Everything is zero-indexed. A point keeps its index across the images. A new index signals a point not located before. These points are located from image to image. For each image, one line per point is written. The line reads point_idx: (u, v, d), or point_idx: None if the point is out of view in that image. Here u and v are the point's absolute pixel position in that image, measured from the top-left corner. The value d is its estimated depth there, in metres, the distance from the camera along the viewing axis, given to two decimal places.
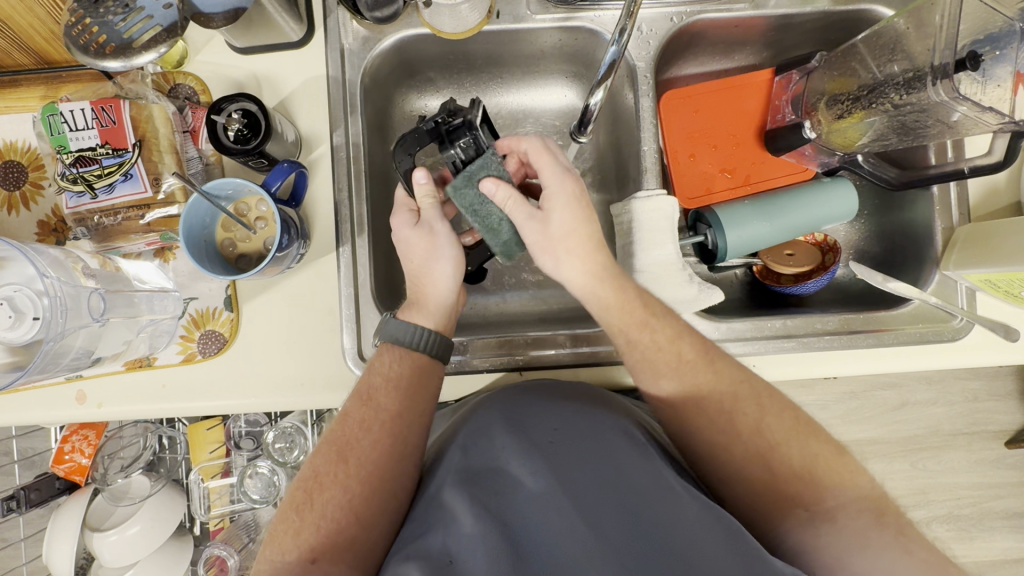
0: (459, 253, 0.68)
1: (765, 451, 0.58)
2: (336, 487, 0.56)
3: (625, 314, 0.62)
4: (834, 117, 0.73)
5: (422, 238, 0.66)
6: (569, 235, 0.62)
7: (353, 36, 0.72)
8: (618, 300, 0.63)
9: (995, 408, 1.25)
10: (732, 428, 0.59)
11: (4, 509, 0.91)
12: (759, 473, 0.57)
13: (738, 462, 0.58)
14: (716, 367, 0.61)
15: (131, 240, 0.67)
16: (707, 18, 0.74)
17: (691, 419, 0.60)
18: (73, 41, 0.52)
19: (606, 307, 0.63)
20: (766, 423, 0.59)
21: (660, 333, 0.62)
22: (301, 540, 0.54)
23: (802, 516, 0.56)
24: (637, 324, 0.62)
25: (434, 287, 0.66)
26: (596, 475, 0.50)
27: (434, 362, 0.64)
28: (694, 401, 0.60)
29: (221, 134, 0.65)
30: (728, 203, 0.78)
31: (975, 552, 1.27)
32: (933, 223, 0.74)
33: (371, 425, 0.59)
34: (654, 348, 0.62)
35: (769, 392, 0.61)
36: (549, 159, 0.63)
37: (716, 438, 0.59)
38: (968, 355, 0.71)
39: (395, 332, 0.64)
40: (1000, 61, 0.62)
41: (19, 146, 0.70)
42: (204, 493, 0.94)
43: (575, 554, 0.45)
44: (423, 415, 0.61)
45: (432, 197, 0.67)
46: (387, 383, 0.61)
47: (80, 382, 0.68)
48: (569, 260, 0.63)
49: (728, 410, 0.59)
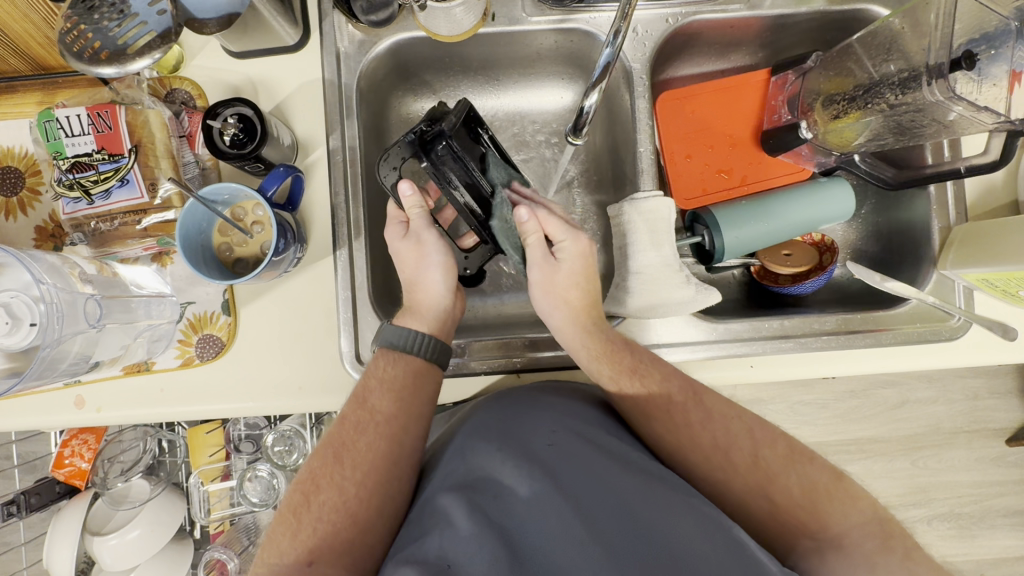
0: (450, 260, 0.69)
1: (766, 483, 0.57)
2: (333, 489, 0.57)
3: (614, 363, 0.63)
4: (831, 118, 0.73)
5: (410, 249, 0.68)
6: (574, 287, 0.67)
7: (349, 39, 0.72)
8: (606, 350, 0.64)
9: (996, 406, 1.25)
10: (729, 464, 0.59)
11: (3, 514, 0.91)
12: (762, 505, 0.57)
13: (740, 496, 0.58)
14: (705, 403, 0.62)
15: (128, 246, 0.68)
16: (702, 19, 0.74)
17: (689, 456, 0.60)
18: (67, 47, 0.52)
19: (596, 357, 0.64)
20: (762, 455, 0.59)
21: (648, 379, 0.62)
22: (299, 543, 0.54)
23: (808, 546, 0.55)
24: (624, 370, 0.63)
25: (428, 293, 0.68)
26: (593, 479, 0.50)
27: (432, 365, 0.64)
28: (691, 439, 0.60)
29: (217, 139, 0.65)
30: (726, 203, 0.78)
31: (976, 549, 1.27)
32: (930, 222, 0.74)
33: (367, 427, 0.60)
34: (642, 394, 0.62)
35: (760, 423, 0.61)
36: (557, 223, 0.68)
37: (714, 475, 0.59)
38: (967, 354, 0.71)
39: (390, 338, 0.64)
40: (996, 60, 0.61)
41: (16, 152, 0.70)
42: (204, 497, 0.96)
43: (573, 557, 0.44)
44: (420, 417, 0.62)
45: (421, 207, 0.67)
46: (382, 386, 0.62)
47: (79, 387, 0.68)
48: (560, 308, 0.67)
49: (723, 447, 0.59)
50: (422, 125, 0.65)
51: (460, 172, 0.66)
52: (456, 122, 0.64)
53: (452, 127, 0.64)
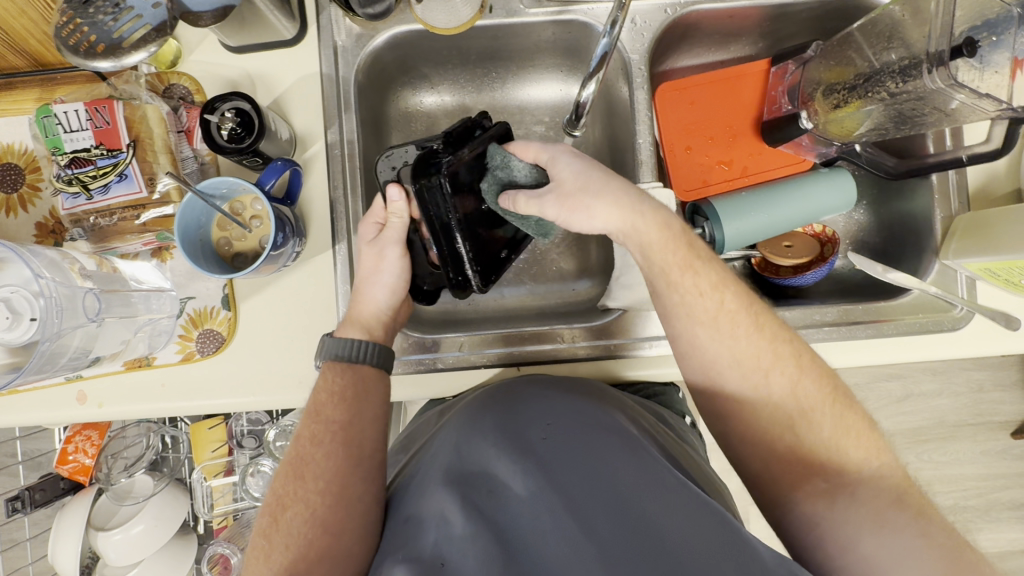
0: (400, 282, 0.68)
1: (798, 413, 0.57)
2: (299, 503, 0.57)
3: (667, 254, 0.60)
4: (832, 107, 0.72)
5: (372, 256, 0.67)
6: (587, 186, 0.61)
7: (346, 32, 0.72)
8: (662, 238, 0.60)
9: (1001, 398, 1.24)
10: (763, 380, 0.58)
11: (8, 509, 0.92)
12: (786, 436, 0.57)
13: (767, 423, 0.58)
14: (760, 322, 0.59)
15: (127, 240, 0.68)
16: (701, 9, 0.74)
17: (724, 373, 0.59)
18: (63, 42, 0.52)
19: (648, 247, 0.60)
20: (801, 385, 0.58)
21: (704, 279, 0.60)
22: (273, 562, 0.55)
23: (821, 487, 0.56)
24: (678, 265, 0.60)
25: (370, 305, 0.66)
26: (587, 472, 0.50)
27: (380, 372, 0.65)
28: (731, 354, 0.58)
29: (215, 133, 0.65)
30: (727, 195, 0.77)
31: (982, 543, 1.26)
32: (932, 211, 0.73)
33: (322, 439, 0.60)
34: (694, 293, 0.59)
35: (810, 357, 0.59)
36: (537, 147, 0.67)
37: (744, 392, 0.58)
38: (970, 344, 0.70)
39: (334, 350, 0.64)
40: (997, 47, 0.61)
41: (16, 149, 0.71)
42: (207, 491, 0.97)
43: (562, 552, 0.44)
44: (375, 419, 0.62)
45: (402, 216, 0.66)
46: (332, 398, 0.62)
47: (80, 382, 0.69)
48: (598, 206, 0.60)
49: (765, 368, 0.58)
50: (437, 142, 0.66)
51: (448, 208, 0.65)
52: (462, 157, 0.65)
53: (460, 159, 0.65)
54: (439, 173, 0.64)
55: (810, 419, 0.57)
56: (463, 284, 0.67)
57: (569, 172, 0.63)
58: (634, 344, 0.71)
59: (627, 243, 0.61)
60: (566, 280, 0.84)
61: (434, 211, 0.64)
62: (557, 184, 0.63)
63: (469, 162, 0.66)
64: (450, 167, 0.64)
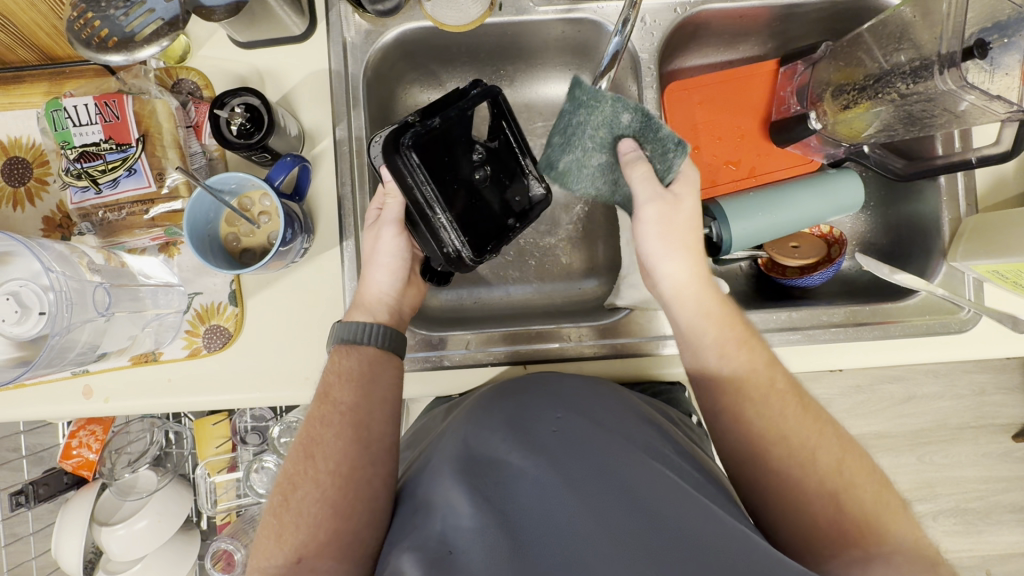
0: (402, 261, 0.67)
1: (838, 486, 0.57)
2: (309, 484, 0.57)
3: (723, 328, 0.62)
4: (840, 108, 0.72)
5: (370, 239, 0.67)
6: (689, 232, 0.63)
7: (355, 29, 0.72)
8: (723, 313, 0.63)
9: (1004, 401, 1.24)
10: (809, 460, 0.58)
11: (12, 503, 0.92)
12: (826, 506, 0.56)
13: (808, 493, 0.56)
14: (805, 401, 0.61)
15: (135, 235, 0.67)
16: (711, 8, 0.74)
17: (768, 447, 0.59)
18: (75, 35, 0.53)
19: (707, 315, 0.63)
20: (846, 463, 0.58)
21: (756, 356, 0.62)
22: (284, 542, 0.55)
23: (857, 556, 0.53)
24: (733, 339, 0.62)
25: (372, 288, 0.66)
26: (599, 469, 0.49)
27: (389, 354, 0.64)
28: (779, 429, 0.59)
29: (224, 129, 0.65)
30: (733, 195, 0.77)
31: (981, 545, 1.27)
32: (940, 213, 0.73)
33: (331, 419, 0.60)
34: (748, 367, 0.62)
35: (845, 436, 0.61)
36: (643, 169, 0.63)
37: (788, 467, 0.58)
38: (976, 346, 0.71)
39: (342, 333, 0.64)
40: (1009, 49, 0.61)
41: (24, 142, 0.71)
42: (211, 488, 0.97)
43: (573, 542, 0.44)
44: (384, 401, 0.62)
45: (394, 198, 0.65)
46: (341, 378, 0.62)
47: (87, 376, 0.69)
48: (670, 262, 0.63)
49: (810, 444, 0.58)
50: (413, 115, 0.63)
51: (423, 185, 0.63)
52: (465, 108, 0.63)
53: (428, 130, 0.62)
54: (411, 148, 0.61)
55: (849, 494, 0.56)
56: (457, 257, 0.65)
57: (686, 213, 0.63)
58: (642, 344, 0.71)
59: (684, 310, 0.63)
60: (572, 278, 0.84)
61: (411, 191, 0.63)
62: (671, 210, 0.63)
63: (442, 133, 0.63)
64: (416, 138, 0.61)
